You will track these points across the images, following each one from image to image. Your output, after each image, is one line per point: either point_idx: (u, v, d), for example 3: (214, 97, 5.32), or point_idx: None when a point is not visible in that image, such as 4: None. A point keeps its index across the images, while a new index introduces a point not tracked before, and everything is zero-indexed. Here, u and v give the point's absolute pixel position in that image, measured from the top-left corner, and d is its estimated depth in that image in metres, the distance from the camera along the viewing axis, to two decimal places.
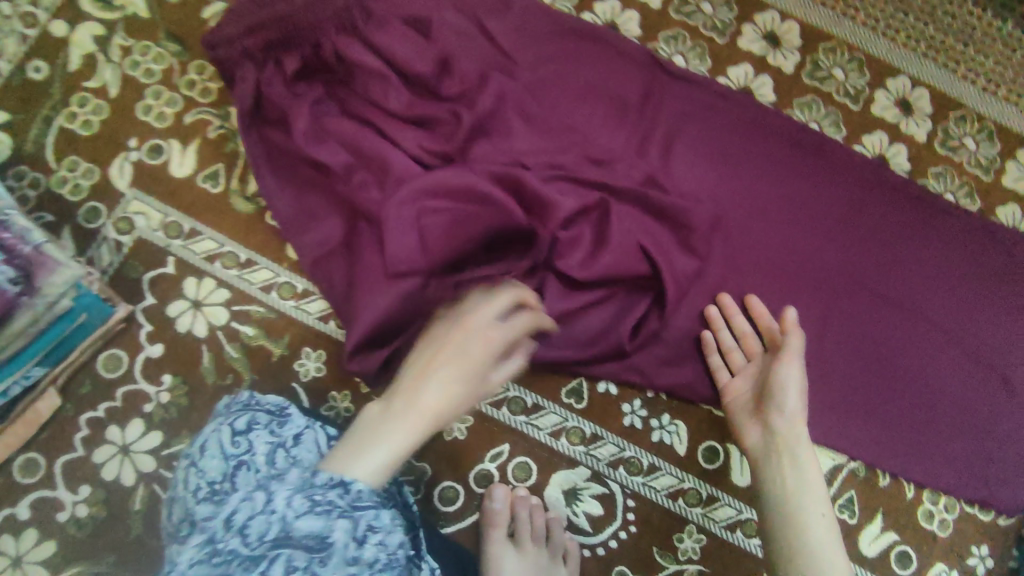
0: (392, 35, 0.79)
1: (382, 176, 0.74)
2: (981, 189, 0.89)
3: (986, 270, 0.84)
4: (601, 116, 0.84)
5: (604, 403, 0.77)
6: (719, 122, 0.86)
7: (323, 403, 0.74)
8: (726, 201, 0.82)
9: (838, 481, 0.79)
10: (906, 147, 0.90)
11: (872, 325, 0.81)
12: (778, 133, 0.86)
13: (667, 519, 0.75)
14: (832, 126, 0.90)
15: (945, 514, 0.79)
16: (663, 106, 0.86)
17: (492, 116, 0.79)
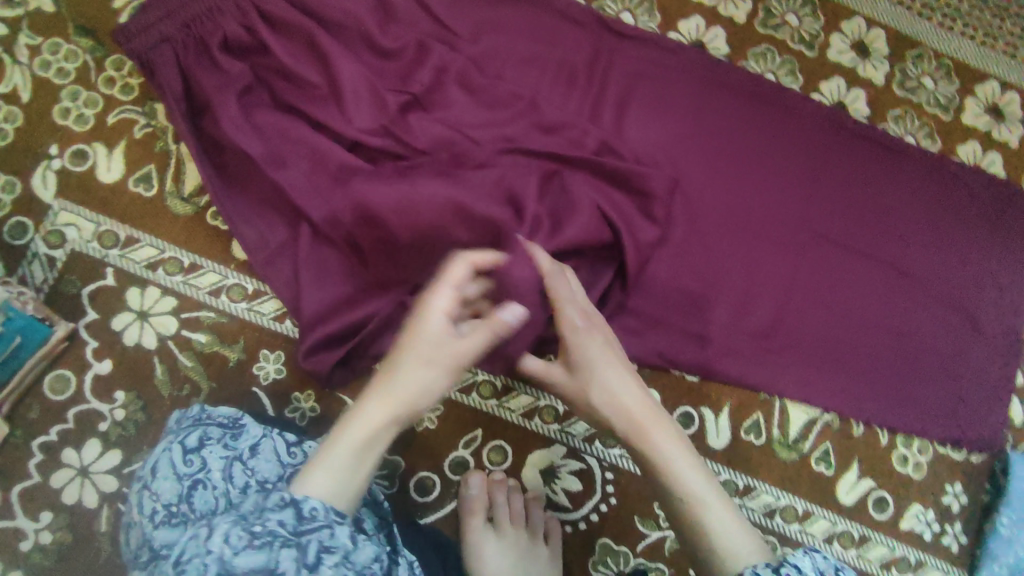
0: (323, 18, 0.77)
1: (322, 167, 0.73)
2: (941, 129, 0.88)
3: (949, 211, 0.83)
4: (550, 84, 0.82)
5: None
6: (672, 80, 0.84)
7: (287, 406, 0.72)
8: (683, 164, 0.81)
9: (813, 435, 0.79)
10: (864, 91, 0.88)
11: (839, 276, 0.80)
12: (732, 88, 0.84)
13: (647, 488, 0.74)
14: (789, 75, 0.87)
15: (918, 456, 0.80)
16: (613, 67, 0.83)
17: (430, 93, 0.77)
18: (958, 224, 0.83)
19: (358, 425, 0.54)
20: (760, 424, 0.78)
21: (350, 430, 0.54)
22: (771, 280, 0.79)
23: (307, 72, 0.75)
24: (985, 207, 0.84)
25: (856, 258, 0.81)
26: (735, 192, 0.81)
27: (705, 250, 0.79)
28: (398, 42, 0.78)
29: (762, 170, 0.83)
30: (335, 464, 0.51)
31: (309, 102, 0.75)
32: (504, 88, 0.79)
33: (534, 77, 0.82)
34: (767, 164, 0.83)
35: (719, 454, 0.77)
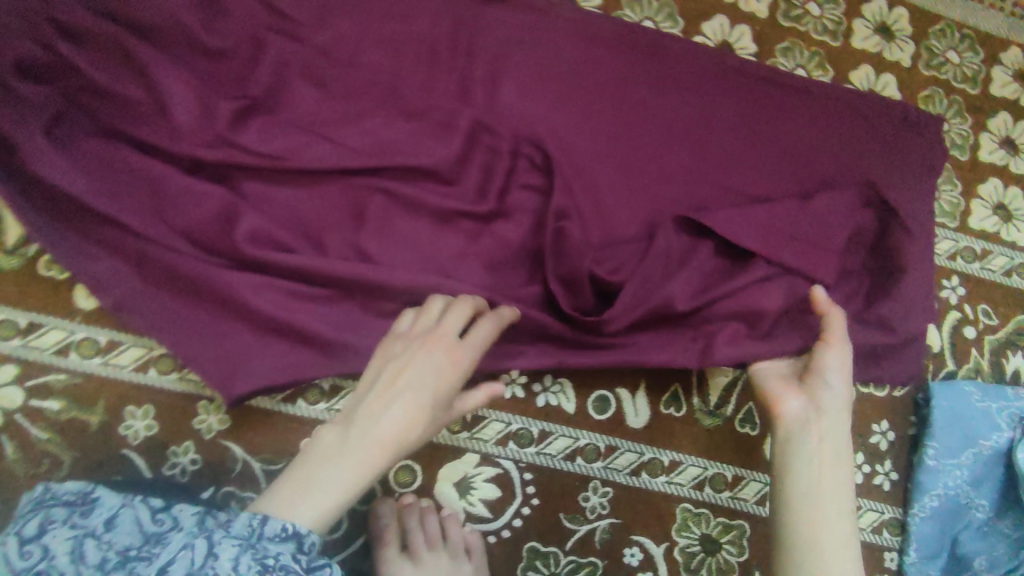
0: (132, 22, 0.66)
1: (161, 196, 0.65)
2: (830, 57, 0.84)
3: (847, 144, 0.80)
4: (409, 61, 0.73)
5: (479, 381, 0.71)
6: (543, 41, 0.76)
7: (163, 462, 0.66)
8: (565, 132, 0.75)
9: (735, 397, 0.76)
10: (749, 28, 0.82)
11: None
12: (608, 42, 0.78)
13: (569, 482, 0.71)
14: (668, 20, 0.81)
15: None
16: (476, 31, 0.74)
17: (274, 94, 0.68)
18: (858, 156, 0.80)
19: (348, 460, 0.53)
20: (680, 396, 0.75)
21: (336, 463, 0.53)
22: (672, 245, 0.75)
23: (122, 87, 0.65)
24: (882, 134, 0.81)
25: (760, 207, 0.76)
26: (623, 156, 0.76)
27: (600, 222, 0.73)
28: (225, 37, 0.68)
29: (649, 127, 0.77)
30: (319, 497, 0.51)
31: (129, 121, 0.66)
32: (355, 76, 0.71)
33: (387, 54, 0.72)
34: (654, 120, 0.77)
35: (640, 433, 0.73)
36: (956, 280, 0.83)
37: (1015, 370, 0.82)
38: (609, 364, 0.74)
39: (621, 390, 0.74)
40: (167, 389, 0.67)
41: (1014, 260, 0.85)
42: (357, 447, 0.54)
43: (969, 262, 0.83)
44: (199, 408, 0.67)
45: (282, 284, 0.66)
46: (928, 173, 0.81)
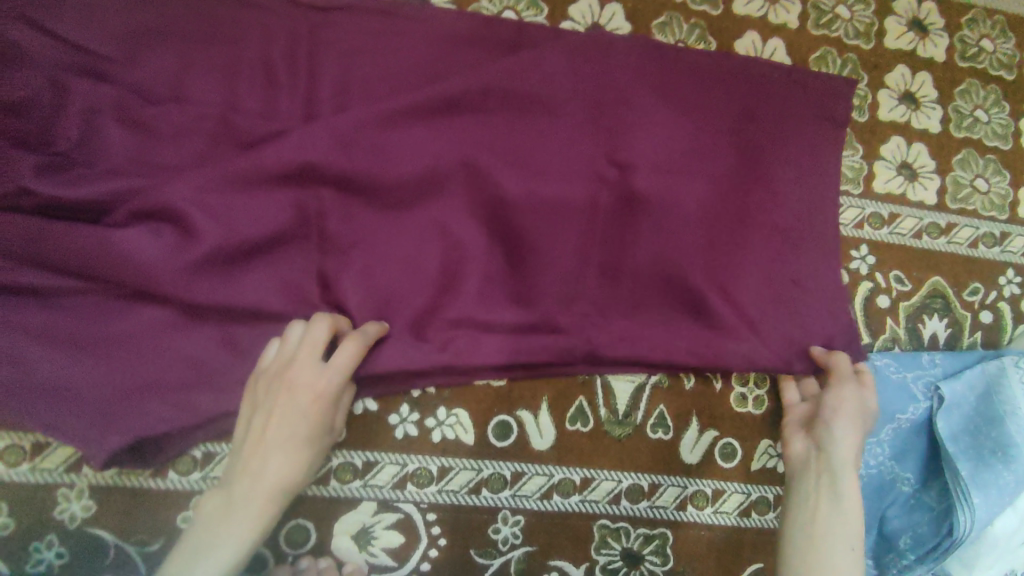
0: None
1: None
2: (710, 27, 0.81)
3: (735, 119, 0.76)
4: (247, 87, 0.68)
5: (368, 424, 0.67)
6: (396, 47, 0.71)
7: (27, 559, 0.60)
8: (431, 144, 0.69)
9: (644, 402, 0.72)
10: (620, 6, 0.79)
11: (632, 223, 0.72)
12: (471, 40, 0.73)
13: (476, 516, 0.67)
14: (530, 8, 0.77)
15: (757, 390, 0.75)
16: (313, 52, 0.70)
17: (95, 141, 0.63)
18: (745, 131, 0.76)
19: (238, 515, 0.55)
20: (585, 409, 0.71)
21: (222, 524, 0.55)
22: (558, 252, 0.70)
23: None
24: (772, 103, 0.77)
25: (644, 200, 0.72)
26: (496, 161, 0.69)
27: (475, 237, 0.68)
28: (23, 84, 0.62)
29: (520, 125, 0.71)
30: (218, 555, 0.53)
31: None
32: (181, 109, 0.65)
33: (219, 84, 0.67)
34: (526, 115, 0.71)
35: (547, 454, 0.70)
36: (866, 249, 0.80)
37: (932, 335, 0.80)
38: (505, 386, 0.70)
39: (522, 412, 0.70)
40: (17, 480, 0.61)
41: (923, 221, 0.82)
42: (241, 505, 0.56)
43: (877, 228, 0.80)
44: (58, 497, 0.61)
45: (128, 351, 0.62)
46: (823, 141, 0.78)
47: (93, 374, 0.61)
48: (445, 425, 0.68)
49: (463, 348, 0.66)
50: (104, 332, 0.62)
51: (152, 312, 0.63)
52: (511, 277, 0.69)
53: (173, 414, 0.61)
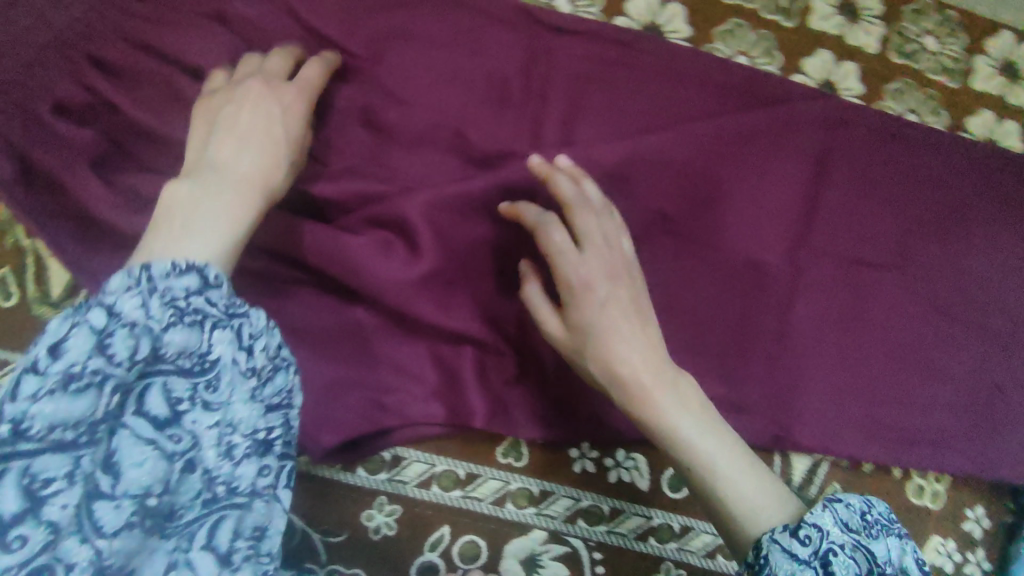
0: (185, 54, 0.63)
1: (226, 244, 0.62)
2: (946, 100, 0.74)
3: (959, 203, 0.72)
4: (479, 101, 0.67)
5: (549, 453, 0.67)
6: (628, 79, 0.69)
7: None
8: (653, 185, 0.68)
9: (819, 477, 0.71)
10: (857, 66, 0.73)
11: (835, 296, 0.71)
12: (704, 81, 0.70)
13: (641, 563, 0.67)
14: (765, 57, 0.71)
15: (935, 484, 0.73)
16: (544, 73, 0.69)
17: (341, 141, 0.65)
18: (966, 215, 0.72)
19: (222, 197, 0.50)
20: None
21: (200, 214, 0.48)
22: (755, 312, 0.70)
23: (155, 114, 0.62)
24: (1000, 190, 0.73)
25: (849, 271, 0.71)
26: (709, 211, 0.69)
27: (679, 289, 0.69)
28: None
29: (739, 178, 0.69)
30: (207, 233, 0.47)
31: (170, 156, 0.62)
32: (415, 116, 0.66)
33: (454, 94, 0.67)
34: (746, 168, 0.69)
35: None
36: None
37: None
38: None
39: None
40: None
41: None
42: (215, 187, 0.50)
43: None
44: None
45: (341, 347, 0.64)
46: None
47: (309, 364, 0.63)
48: (623, 467, 0.68)
49: None
50: (321, 325, 0.63)
51: (366, 313, 0.64)
52: (706, 332, 0.69)
53: (377, 413, 0.63)
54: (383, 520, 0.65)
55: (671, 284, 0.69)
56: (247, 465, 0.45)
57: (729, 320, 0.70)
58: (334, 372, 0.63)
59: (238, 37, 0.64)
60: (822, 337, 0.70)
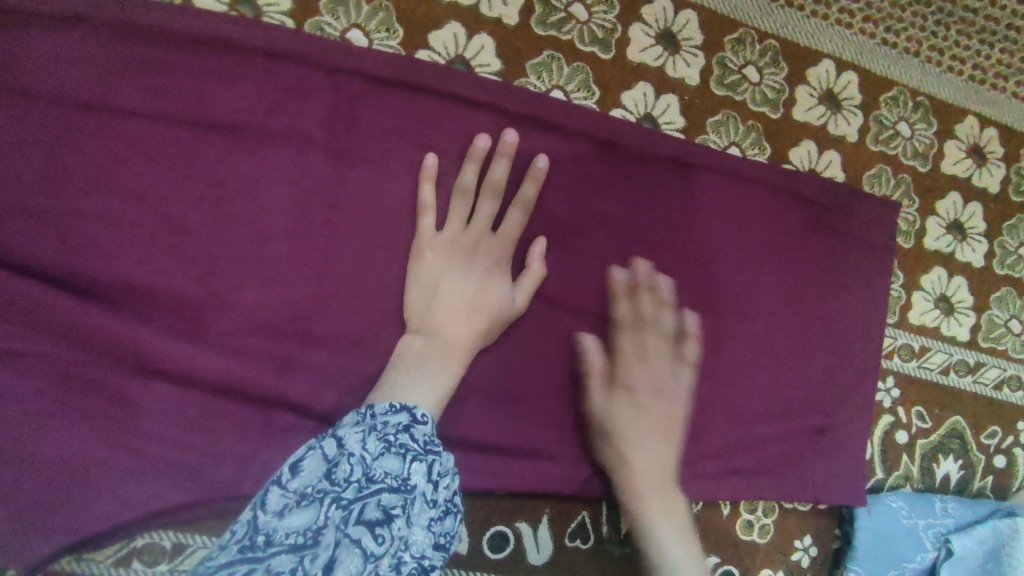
0: (119, 158, 0.57)
1: (173, 361, 0.57)
2: (919, 185, 0.76)
3: (905, 270, 0.75)
4: (442, 197, 0.63)
5: (522, 549, 0.65)
6: (566, 168, 0.65)
7: None
8: (594, 280, 0.66)
9: (772, 530, 0.72)
10: (838, 153, 0.74)
11: (790, 371, 0.71)
12: (648, 178, 0.67)
13: None
14: (754, 147, 0.71)
15: (895, 474, 0.75)
16: (688, 209, 0.68)
17: (299, 242, 0.60)
18: (917, 290, 0.76)
19: None
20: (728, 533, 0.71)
21: (405, 374, 0.56)
22: (722, 387, 0.69)
23: (86, 225, 0.56)
24: (940, 261, 0.77)
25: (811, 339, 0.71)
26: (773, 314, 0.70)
27: None
28: (229, 179, 0.59)
29: (688, 268, 0.68)
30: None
31: (102, 264, 0.56)
32: (384, 213, 0.62)
33: (413, 185, 0.62)
34: (698, 251, 0.68)
35: None
36: (991, 375, 0.78)
37: (945, 475, 0.76)
38: None
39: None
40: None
41: (1007, 371, 0.79)
42: None
43: (906, 361, 0.76)
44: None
45: None
46: (977, 297, 0.78)
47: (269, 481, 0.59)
48: (584, 539, 0.67)
49: None
50: (279, 447, 0.59)
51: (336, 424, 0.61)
52: None
53: None
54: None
55: None
56: (388, 462, 0.48)
57: (701, 396, 0.68)
58: None
59: (177, 130, 0.58)
60: (789, 407, 0.71)
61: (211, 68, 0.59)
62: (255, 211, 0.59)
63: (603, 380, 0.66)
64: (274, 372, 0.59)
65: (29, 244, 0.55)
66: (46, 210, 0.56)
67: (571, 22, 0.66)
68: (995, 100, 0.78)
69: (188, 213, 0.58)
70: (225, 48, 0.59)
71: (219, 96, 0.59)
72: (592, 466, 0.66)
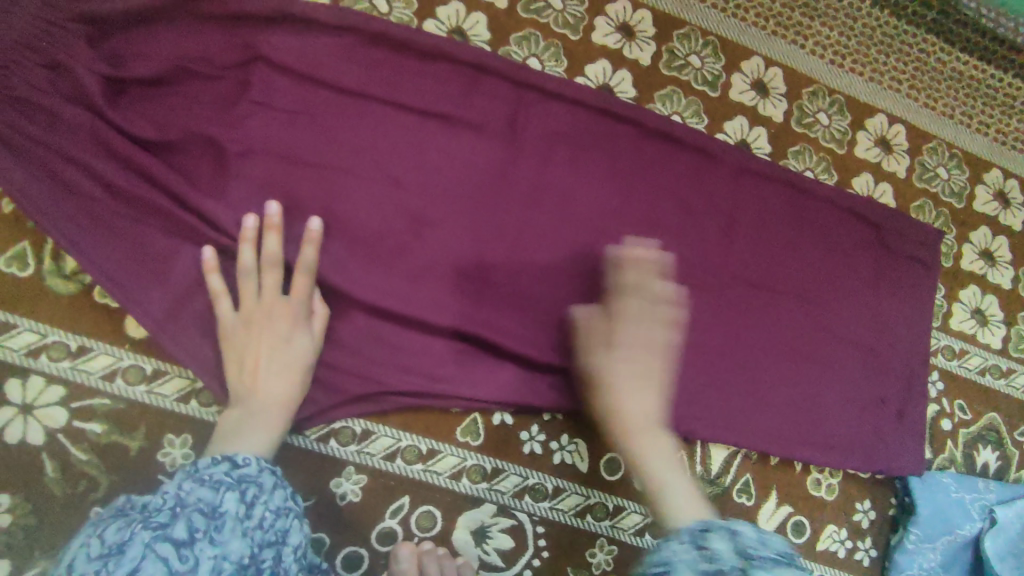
0: (358, 129, 0.76)
1: (383, 285, 0.74)
2: (956, 218, 0.94)
3: (947, 285, 0.91)
4: (588, 186, 0.81)
5: (631, 475, 0.78)
6: (683, 173, 0.83)
7: (342, 548, 0.71)
8: (701, 261, 0.82)
9: (837, 489, 0.84)
10: (890, 185, 0.92)
11: (856, 353, 0.85)
12: (744, 186, 0.85)
13: None
14: (824, 173, 0.90)
15: (942, 456, 0.87)
16: (778, 214, 0.85)
17: (481, 207, 0.78)
18: (956, 302, 0.91)
19: None
20: (799, 487, 0.83)
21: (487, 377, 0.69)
22: (799, 360, 0.83)
23: (330, 175, 0.74)
24: (975, 281, 0.93)
25: (875, 330, 0.86)
26: (843, 305, 0.85)
27: (740, 341, 0.82)
28: (435, 154, 0.78)
29: (776, 259, 0.84)
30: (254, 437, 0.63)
31: (338, 205, 0.74)
32: (544, 192, 0.80)
33: (567, 173, 0.81)
34: (785, 246, 0.84)
35: (768, 537, 0.81)
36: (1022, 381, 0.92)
37: (985, 463, 0.89)
38: (740, 454, 0.82)
39: (760, 488, 0.82)
40: (348, 459, 0.72)
41: None
42: None
43: (949, 359, 0.90)
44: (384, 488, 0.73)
45: (475, 384, 0.75)
46: (1008, 314, 0.93)
47: (443, 387, 0.74)
48: (682, 474, 0.79)
49: (715, 422, 0.80)
50: (452, 362, 0.75)
51: (495, 349, 0.76)
52: (755, 372, 0.82)
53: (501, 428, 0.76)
54: (480, 524, 0.74)
55: (719, 338, 0.82)
56: (272, 508, 0.56)
57: (782, 364, 0.83)
58: (462, 392, 0.74)
59: (402, 115, 0.77)
60: (855, 384, 0.84)
61: (430, 74, 0.78)
62: (451, 180, 0.78)
63: (704, 343, 0.81)
64: (452, 302, 0.76)
65: (288, 184, 0.73)
66: (307, 162, 0.74)
67: (689, 68, 0.87)
68: (1015, 158, 0.97)
69: (402, 176, 0.76)
70: (442, 60, 0.78)
71: (436, 93, 0.78)
72: (692, 411, 0.79)
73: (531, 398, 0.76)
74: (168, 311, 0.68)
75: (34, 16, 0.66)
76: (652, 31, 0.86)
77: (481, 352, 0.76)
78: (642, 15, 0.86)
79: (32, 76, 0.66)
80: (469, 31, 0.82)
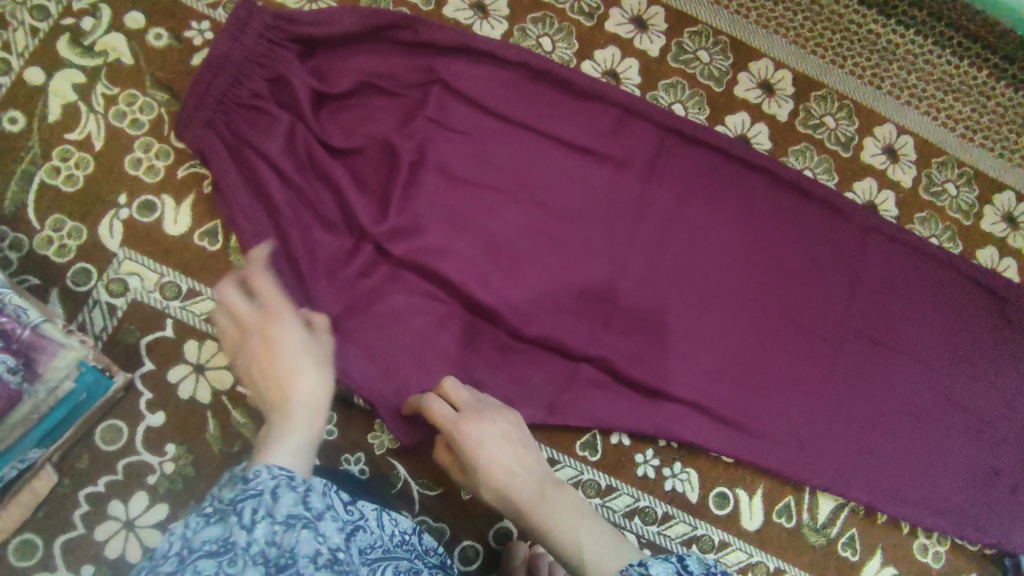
0: (517, 152, 0.82)
1: (526, 298, 0.78)
2: None
3: None
4: (725, 229, 0.84)
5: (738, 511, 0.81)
6: (817, 228, 0.85)
7: (459, 542, 0.75)
8: (828, 314, 0.84)
9: (943, 558, 0.84)
10: (1015, 261, 0.93)
11: (975, 424, 0.85)
12: (875, 248, 0.86)
13: None
14: (949, 241, 0.91)
15: None
16: (905, 275, 0.86)
17: (621, 238, 0.82)
18: None
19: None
20: (903, 550, 0.84)
21: (511, 433, 0.68)
22: (915, 422, 0.83)
23: (488, 192, 0.80)
24: None
25: (994, 403, 0.85)
26: (963, 373, 0.85)
27: (859, 396, 0.83)
28: (584, 182, 0.83)
29: (900, 321, 0.85)
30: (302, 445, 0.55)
31: (492, 219, 0.80)
32: (682, 229, 0.83)
33: (705, 215, 0.84)
34: (911, 308, 0.86)
35: None
36: None
37: None
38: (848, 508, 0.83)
39: (865, 545, 0.83)
40: None
41: None
42: None
43: None
44: None
45: (599, 402, 0.78)
46: None
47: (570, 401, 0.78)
48: (788, 518, 0.82)
49: (828, 472, 0.81)
50: (580, 379, 0.79)
51: (622, 373, 0.79)
52: (871, 429, 0.82)
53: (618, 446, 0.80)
54: None
55: (838, 390, 0.83)
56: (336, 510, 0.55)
57: (898, 425, 0.83)
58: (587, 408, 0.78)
59: (557, 143, 0.83)
60: (972, 454, 0.84)
61: (586, 108, 0.84)
62: (597, 208, 0.82)
63: (823, 392, 0.82)
64: (587, 322, 0.79)
65: (451, 195, 0.79)
66: (466, 177, 0.80)
67: (824, 128, 0.91)
68: None
69: (552, 199, 0.81)
70: (598, 98, 0.83)
71: (588, 129, 0.83)
72: (805, 458, 0.81)
73: (651, 423, 0.78)
74: (334, 300, 0.74)
75: (260, 33, 0.75)
76: (791, 90, 0.91)
77: (607, 373, 0.79)
78: (783, 75, 0.91)
79: (257, 87, 0.75)
80: (623, 73, 0.88)
